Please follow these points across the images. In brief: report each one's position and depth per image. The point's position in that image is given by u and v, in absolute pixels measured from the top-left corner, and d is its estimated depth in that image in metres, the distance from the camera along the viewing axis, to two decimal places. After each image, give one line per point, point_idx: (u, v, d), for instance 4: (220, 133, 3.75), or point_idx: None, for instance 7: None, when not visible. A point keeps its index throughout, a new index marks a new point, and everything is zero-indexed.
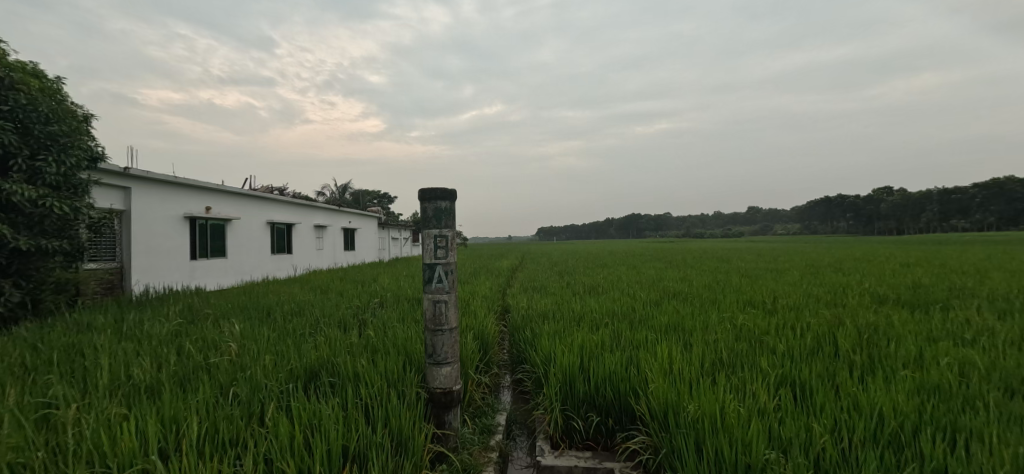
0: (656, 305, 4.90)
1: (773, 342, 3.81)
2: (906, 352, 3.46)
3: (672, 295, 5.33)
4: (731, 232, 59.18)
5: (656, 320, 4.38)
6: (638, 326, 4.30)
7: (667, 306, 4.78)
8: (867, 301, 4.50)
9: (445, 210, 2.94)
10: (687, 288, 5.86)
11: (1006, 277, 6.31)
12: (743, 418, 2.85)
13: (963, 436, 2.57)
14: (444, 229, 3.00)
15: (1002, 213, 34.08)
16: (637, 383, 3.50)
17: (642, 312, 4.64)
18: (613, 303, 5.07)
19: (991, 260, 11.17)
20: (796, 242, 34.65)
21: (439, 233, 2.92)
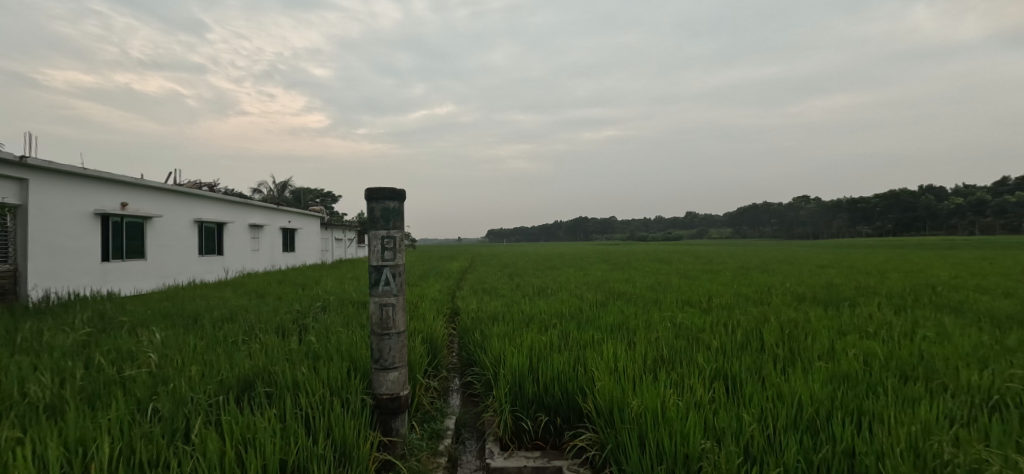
0: (603, 306, 5.08)
1: (709, 339, 4.07)
2: (821, 345, 3.84)
3: (617, 296, 5.55)
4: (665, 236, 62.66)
5: (602, 321, 4.53)
6: (585, 326, 4.44)
7: (612, 307, 4.97)
8: (788, 299, 4.95)
9: (394, 210, 2.85)
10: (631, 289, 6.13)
11: (901, 277, 7.17)
12: (681, 411, 3.01)
13: (869, 418, 2.88)
14: (392, 230, 2.89)
15: (898, 220, 39.13)
16: (584, 382, 3.59)
17: (589, 312, 4.79)
18: (562, 304, 5.20)
19: (898, 261, 12.71)
20: (731, 245, 37.70)
21: (387, 234, 2.81)
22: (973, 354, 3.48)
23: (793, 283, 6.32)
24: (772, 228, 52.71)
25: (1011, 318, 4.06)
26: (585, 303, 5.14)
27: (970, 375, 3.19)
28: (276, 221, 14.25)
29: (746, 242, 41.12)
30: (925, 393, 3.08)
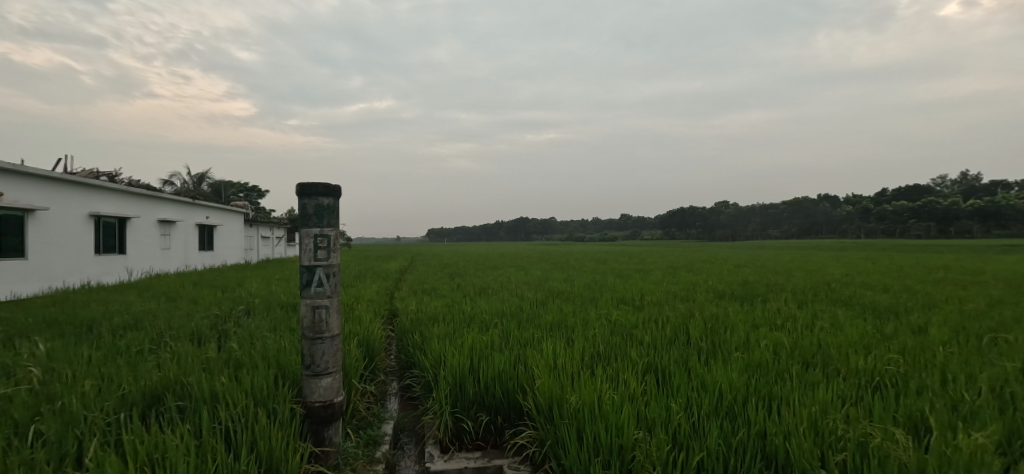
0: (542, 305, 5.20)
1: (641, 335, 4.30)
2: (738, 337, 4.21)
3: (555, 295, 5.72)
4: (593, 237, 65.36)
5: (541, 319, 4.63)
6: (525, 325, 4.51)
7: (552, 306, 5.10)
8: (710, 295, 5.38)
9: (329, 206, 2.58)
10: (569, 288, 6.33)
11: (803, 275, 8.05)
12: (616, 403, 3.12)
13: (781, 401, 3.17)
14: (325, 229, 2.58)
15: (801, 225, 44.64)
16: (524, 380, 3.62)
17: (529, 311, 4.88)
18: (503, 304, 5.25)
19: (809, 261, 14.23)
20: (659, 246, 40.41)
21: (319, 233, 2.50)
22: (860, 342, 3.99)
23: (714, 281, 6.88)
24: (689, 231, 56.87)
25: (887, 310, 4.72)
26: (525, 303, 5.23)
27: (859, 360, 3.64)
28: (191, 216, 12.94)
29: (665, 243, 43.97)
30: (824, 377, 3.47)
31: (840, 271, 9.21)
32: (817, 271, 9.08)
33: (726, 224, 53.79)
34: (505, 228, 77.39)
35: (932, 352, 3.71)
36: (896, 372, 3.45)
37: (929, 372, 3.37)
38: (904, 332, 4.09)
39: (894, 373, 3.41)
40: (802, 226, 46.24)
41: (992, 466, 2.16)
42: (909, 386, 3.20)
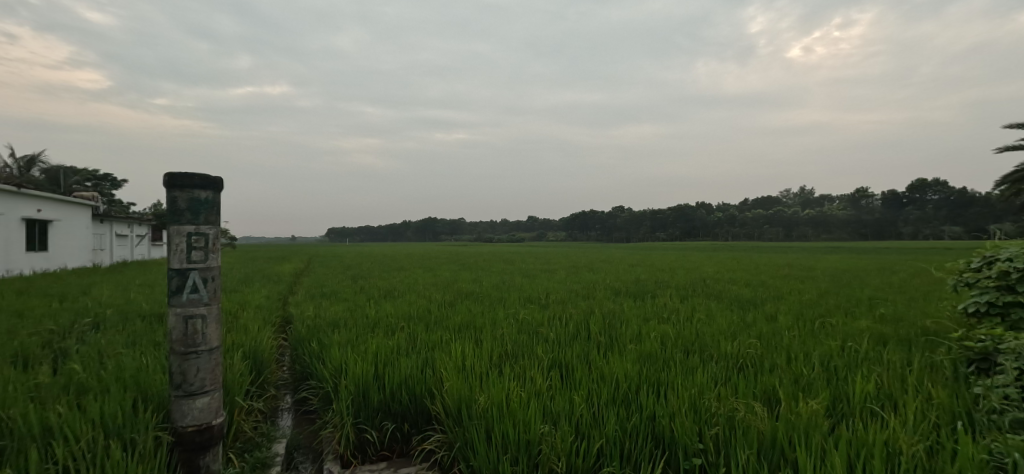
0: (451, 307, 5.18)
1: (546, 332, 4.45)
2: (631, 330, 4.57)
3: (464, 297, 5.75)
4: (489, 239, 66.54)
5: (450, 321, 4.58)
6: (433, 327, 4.40)
7: (460, 307, 5.10)
8: (607, 293, 5.83)
9: (207, 200, 1.90)
10: (477, 290, 6.40)
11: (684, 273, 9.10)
12: (524, 400, 3.02)
13: (666, 387, 3.39)
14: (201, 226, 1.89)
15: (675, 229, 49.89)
16: (432, 384, 3.43)
17: (438, 314, 4.81)
18: (412, 306, 5.16)
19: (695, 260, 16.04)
20: (555, 247, 42.62)
21: (195, 231, 1.82)
22: (729, 330, 4.59)
23: (610, 279, 7.46)
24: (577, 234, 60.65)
25: (747, 302, 5.51)
26: (433, 304, 5.19)
27: (728, 346, 4.13)
28: (17, 209, 10.55)
29: (558, 245, 46.45)
30: (700, 362, 3.85)
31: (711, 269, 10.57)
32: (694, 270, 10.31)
33: (608, 228, 58.31)
34: (401, 230, 75.19)
35: (779, 335, 4.39)
36: (754, 354, 3.98)
37: (778, 353, 3.96)
38: (759, 320, 4.82)
39: (755, 355, 3.92)
40: (671, 231, 51.93)
41: (822, 427, 2.38)
42: (763, 366, 3.66)
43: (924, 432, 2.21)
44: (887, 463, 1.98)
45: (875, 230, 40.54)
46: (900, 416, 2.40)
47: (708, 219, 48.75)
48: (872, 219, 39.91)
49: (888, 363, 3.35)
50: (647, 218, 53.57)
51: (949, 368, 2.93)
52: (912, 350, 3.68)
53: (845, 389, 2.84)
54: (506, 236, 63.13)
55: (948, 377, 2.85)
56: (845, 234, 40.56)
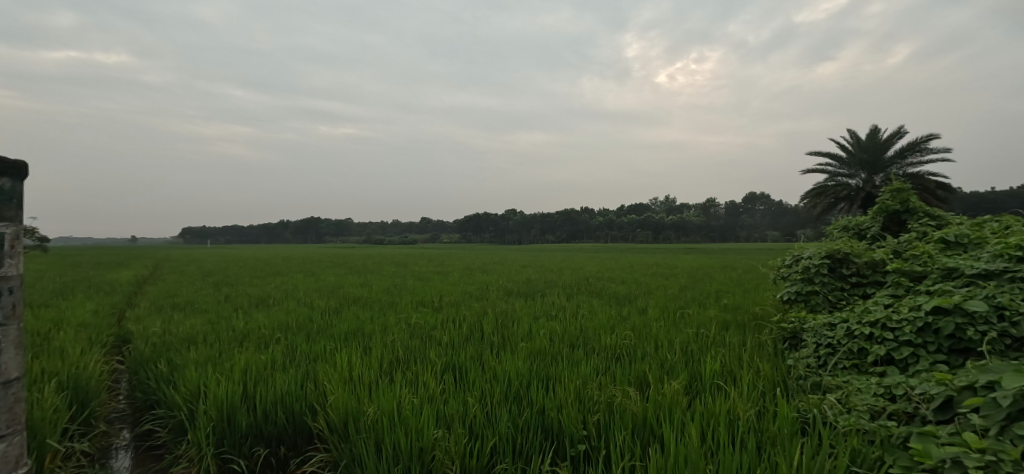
0: (336, 314, 4.82)
1: (440, 336, 4.31)
2: (522, 328, 4.62)
3: (351, 302, 5.41)
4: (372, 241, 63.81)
5: (335, 329, 4.23)
6: (315, 337, 4.00)
7: (346, 314, 4.77)
8: (501, 294, 5.95)
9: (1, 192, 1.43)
10: (364, 294, 6.06)
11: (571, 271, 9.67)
12: (416, 405, 2.74)
13: (556, 380, 3.28)
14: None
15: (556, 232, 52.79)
16: (314, 398, 2.98)
17: (321, 322, 4.43)
18: (290, 315, 4.69)
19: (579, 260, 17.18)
20: (443, 249, 42.42)
21: None
22: (609, 323, 4.88)
23: (502, 280, 7.59)
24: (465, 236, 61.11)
25: (623, 298, 5.98)
26: (315, 312, 4.79)
27: (607, 339, 4.21)
28: None
29: (447, 248, 46.21)
30: (584, 355, 3.86)
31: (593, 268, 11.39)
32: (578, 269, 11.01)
33: (495, 231, 59.52)
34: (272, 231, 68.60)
35: (650, 326, 4.70)
36: (630, 344, 4.07)
37: (648, 341, 4.05)
38: (634, 313, 5.25)
39: (631, 346, 3.98)
40: (553, 234, 54.74)
41: (682, 403, 2.46)
42: (637, 354, 3.70)
43: (758, 401, 2.42)
44: (729, 428, 2.18)
45: (718, 234, 47.04)
46: (742, 389, 2.58)
47: (586, 223, 52.43)
48: (715, 225, 46.26)
49: (729, 344, 3.64)
50: (531, 221, 55.77)
51: (770, 345, 3.40)
52: (746, 333, 4.22)
53: (699, 370, 3.00)
54: (393, 238, 60.99)
55: (770, 352, 3.28)
56: (697, 237, 46.52)
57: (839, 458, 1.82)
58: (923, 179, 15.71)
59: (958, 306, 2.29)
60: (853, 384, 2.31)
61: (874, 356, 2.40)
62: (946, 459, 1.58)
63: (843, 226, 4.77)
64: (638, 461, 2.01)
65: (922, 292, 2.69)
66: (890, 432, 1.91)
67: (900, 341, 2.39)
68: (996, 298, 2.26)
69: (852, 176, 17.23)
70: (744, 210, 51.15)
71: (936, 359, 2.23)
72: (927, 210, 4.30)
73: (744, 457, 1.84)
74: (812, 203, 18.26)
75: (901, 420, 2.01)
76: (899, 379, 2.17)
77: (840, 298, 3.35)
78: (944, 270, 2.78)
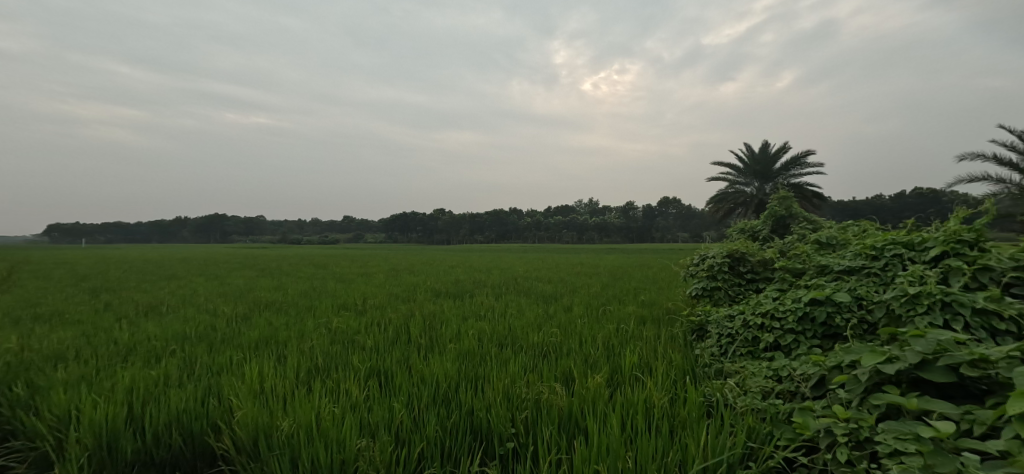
0: (245, 321, 4.55)
1: (363, 341, 4.09)
2: (451, 330, 4.55)
3: (264, 308, 5.10)
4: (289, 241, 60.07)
5: (244, 338, 3.97)
6: (219, 348, 3.70)
7: (256, 321, 4.50)
8: (429, 295, 5.96)
9: None
10: (279, 299, 5.73)
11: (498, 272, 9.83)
12: (337, 415, 2.41)
13: (485, 380, 3.09)
14: None
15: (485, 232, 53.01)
16: (218, 416, 2.48)
17: (226, 331, 4.14)
18: (189, 325, 4.35)
19: (505, 261, 17.44)
20: (366, 249, 40.92)
21: None
22: (536, 322, 4.99)
23: (430, 281, 7.53)
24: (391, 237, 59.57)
25: (549, 297, 6.21)
26: (219, 321, 4.47)
27: (534, 336, 4.27)
28: None
29: (372, 248, 44.63)
30: (512, 354, 3.82)
31: (520, 268, 11.65)
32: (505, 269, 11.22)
33: (422, 231, 58.56)
34: (172, 230, 62.25)
35: (575, 323, 4.91)
36: (556, 341, 4.20)
37: (574, 338, 4.22)
38: (559, 310, 5.48)
39: (556, 342, 4.11)
40: (481, 234, 54.87)
41: (604, 396, 2.59)
42: (564, 350, 3.84)
43: (671, 391, 2.61)
44: (646, 416, 2.37)
45: (636, 234, 49.81)
46: (663, 385, 2.71)
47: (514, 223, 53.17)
48: (633, 226, 48.93)
49: (646, 337, 3.94)
50: (458, 221, 55.42)
51: (681, 337, 3.74)
52: (660, 326, 4.58)
53: (619, 363, 3.23)
54: (313, 238, 57.72)
55: (680, 343, 3.60)
56: (617, 237, 48.93)
57: (738, 436, 2.06)
58: (804, 188, 17.76)
59: (829, 298, 2.69)
60: (748, 368, 2.63)
61: (764, 343, 2.75)
62: (821, 429, 1.88)
63: (740, 229, 5.29)
64: (565, 454, 2.08)
65: (802, 286, 3.12)
66: (778, 409, 2.21)
67: (785, 329, 2.75)
68: (856, 290, 2.69)
69: (748, 184, 19.06)
70: (659, 212, 54.57)
71: (812, 343, 2.60)
72: (805, 215, 4.97)
73: (659, 441, 2.04)
74: (716, 207, 19.93)
75: (786, 398, 2.33)
76: (784, 362, 2.51)
77: (738, 293, 3.77)
78: (818, 266, 3.24)
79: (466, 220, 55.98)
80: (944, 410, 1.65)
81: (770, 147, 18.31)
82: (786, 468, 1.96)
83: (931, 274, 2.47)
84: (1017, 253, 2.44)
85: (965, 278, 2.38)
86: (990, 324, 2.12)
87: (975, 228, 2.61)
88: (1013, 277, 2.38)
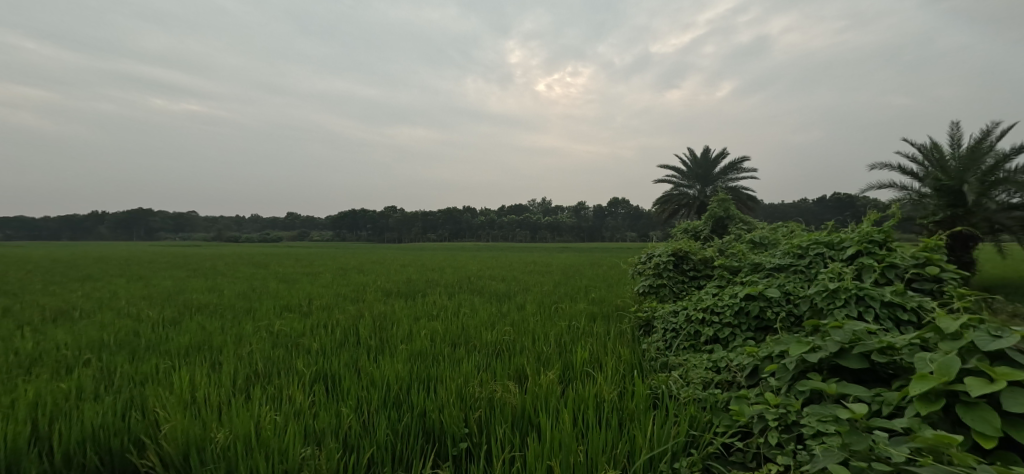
0: (173, 326, 4.28)
1: (308, 343, 3.80)
2: (402, 330, 4.39)
3: (196, 312, 4.81)
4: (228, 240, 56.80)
5: (172, 344, 3.68)
6: (143, 356, 3.42)
7: (187, 326, 4.23)
8: (379, 295, 5.87)
9: None
10: (214, 301, 5.42)
11: (451, 271, 9.78)
12: (278, 424, 2.23)
13: (439, 380, 2.91)
14: None
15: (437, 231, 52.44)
16: (141, 430, 2.24)
17: (151, 338, 3.86)
18: (108, 331, 4.05)
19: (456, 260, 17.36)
20: (312, 248, 39.38)
21: None
22: (489, 320, 4.99)
23: (381, 280, 7.39)
24: (339, 235, 57.71)
25: (503, 295, 6.27)
26: (143, 326, 4.18)
27: (487, 335, 4.26)
28: None
29: (318, 247, 42.97)
30: (465, 352, 3.76)
31: (473, 267, 11.65)
32: (458, 268, 11.19)
33: (372, 229, 57.10)
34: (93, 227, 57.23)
35: (528, 321, 4.98)
36: (509, 339, 4.23)
37: (527, 336, 4.28)
38: (512, 309, 5.55)
39: (510, 341, 4.13)
40: (434, 233, 54.21)
41: (557, 392, 2.64)
42: (517, 349, 3.88)
43: (619, 386, 2.73)
44: (596, 410, 2.48)
45: (586, 233, 50.96)
46: (613, 382, 2.78)
47: (467, 222, 52.93)
48: (584, 225, 50.02)
49: (596, 334, 4.07)
50: (410, 219, 54.42)
51: (629, 333, 3.90)
52: (609, 323, 4.75)
53: (571, 359, 3.32)
54: (254, 236, 54.83)
55: (629, 338, 3.75)
56: (569, 236, 49.85)
57: (681, 425, 2.19)
58: (740, 191, 18.84)
59: (761, 293, 2.91)
60: (690, 361, 2.79)
61: (704, 336, 2.93)
62: (754, 415, 2.05)
63: (684, 229, 5.56)
64: (518, 451, 2.12)
65: (738, 283, 3.35)
66: (717, 398, 2.37)
67: (723, 322, 2.95)
68: (785, 286, 2.93)
69: (690, 186, 19.97)
70: (609, 212, 56.09)
71: (746, 335, 2.81)
72: (741, 217, 5.33)
73: (608, 433, 2.15)
74: (662, 208, 20.74)
75: (724, 387, 2.50)
76: (723, 354, 2.70)
77: (682, 290, 3.99)
78: (753, 264, 3.49)
79: (418, 219, 55.14)
80: (858, 394, 1.83)
81: (711, 152, 19.28)
82: (724, 453, 2.10)
83: (848, 270, 2.73)
84: (918, 252, 2.75)
85: (876, 274, 2.66)
86: (895, 315, 2.38)
87: (884, 230, 2.91)
88: (914, 273, 2.68)
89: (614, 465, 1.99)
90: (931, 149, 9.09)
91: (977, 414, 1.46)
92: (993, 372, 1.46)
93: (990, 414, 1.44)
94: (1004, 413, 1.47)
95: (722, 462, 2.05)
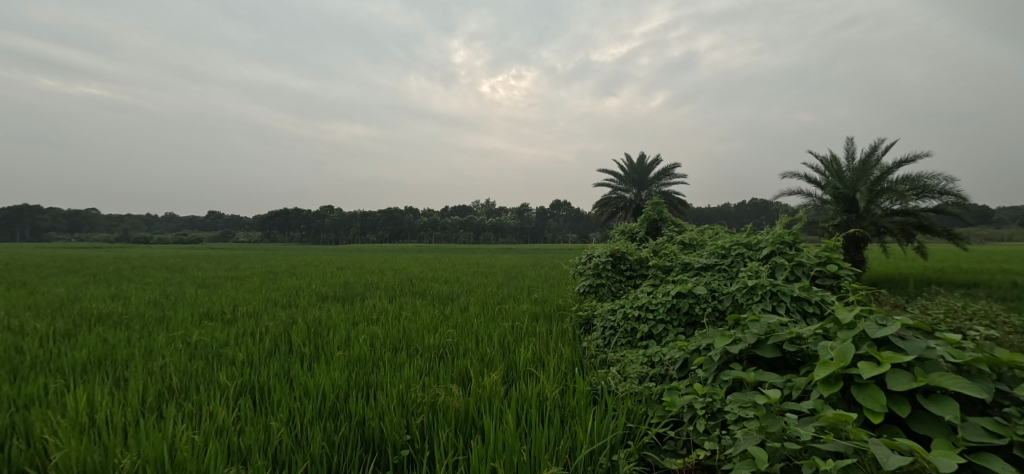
0: (67, 340, 3.86)
1: (230, 353, 3.55)
2: (339, 336, 4.22)
3: (96, 324, 4.36)
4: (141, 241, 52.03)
5: (65, 360, 3.28)
6: (28, 374, 3.03)
7: (82, 340, 3.81)
8: (313, 299, 5.68)
9: None
10: (119, 311, 4.95)
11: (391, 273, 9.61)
12: (197, 443, 2.07)
13: (376, 387, 2.83)
14: None
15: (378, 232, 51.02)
16: (25, 459, 2.02)
17: (41, 354, 3.44)
18: None
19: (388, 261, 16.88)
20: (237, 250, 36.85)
21: None
22: (431, 323, 4.94)
23: (315, 284, 7.10)
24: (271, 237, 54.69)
25: (445, 298, 6.23)
26: (26, 341, 3.73)
27: (429, 338, 4.23)
28: None
29: (246, 247, 40.39)
30: (406, 357, 3.70)
31: None
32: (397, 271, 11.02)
33: (307, 230, 54.63)
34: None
35: (471, 323, 4.99)
36: (452, 342, 4.22)
37: (470, 338, 4.28)
38: (455, 310, 5.54)
39: (453, 343, 4.14)
40: (373, 234, 52.69)
41: (500, 392, 2.70)
42: (460, 351, 3.88)
43: (560, 382, 2.84)
44: (539, 407, 2.56)
45: (528, 234, 51.62)
46: (554, 380, 2.87)
47: (409, 223, 51.88)
48: (526, 226, 50.65)
49: (539, 334, 4.16)
50: (348, 219, 52.50)
51: (571, 331, 4.05)
52: (551, 322, 4.87)
53: (514, 359, 3.40)
54: (171, 236, 50.39)
55: (570, 336, 3.90)
56: (512, 237, 50.21)
57: (619, 418, 2.31)
58: (671, 196, 19.89)
59: (690, 291, 3.13)
60: (627, 357, 2.95)
61: (640, 333, 3.10)
62: (684, 404, 2.21)
63: (621, 231, 5.85)
64: (461, 455, 2.14)
65: (670, 281, 3.58)
66: (651, 391, 2.52)
67: (656, 319, 3.14)
68: (710, 284, 3.17)
69: (626, 190, 20.79)
70: (550, 214, 57.21)
71: (677, 331, 3.01)
72: (672, 220, 5.67)
73: (551, 429, 2.23)
74: (601, 212, 21.43)
75: (658, 380, 2.66)
76: (657, 349, 2.87)
77: (620, 289, 4.19)
78: (683, 264, 3.75)
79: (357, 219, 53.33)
80: (773, 380, 2.03)
81: (644, 158, 20.21)
82: (657, 443, 2.24)
83: (763, 269, 3.01)
84: (820, 252, 3.08)
85: (786, 272, 2.95)
86: (803, 308, 2.66)
87: (793, 232, 3.23)
88: (818, 271, 3.00)
89: (556, 461, 2.08)
90: (831, 161, 10.03)
91: (867, 393, 1.67)
92: (880, 356, 1.67)
93: (876, 392, 1.65)
94: (887, 391, 1.70)
95: (657, 451, 2.19)
